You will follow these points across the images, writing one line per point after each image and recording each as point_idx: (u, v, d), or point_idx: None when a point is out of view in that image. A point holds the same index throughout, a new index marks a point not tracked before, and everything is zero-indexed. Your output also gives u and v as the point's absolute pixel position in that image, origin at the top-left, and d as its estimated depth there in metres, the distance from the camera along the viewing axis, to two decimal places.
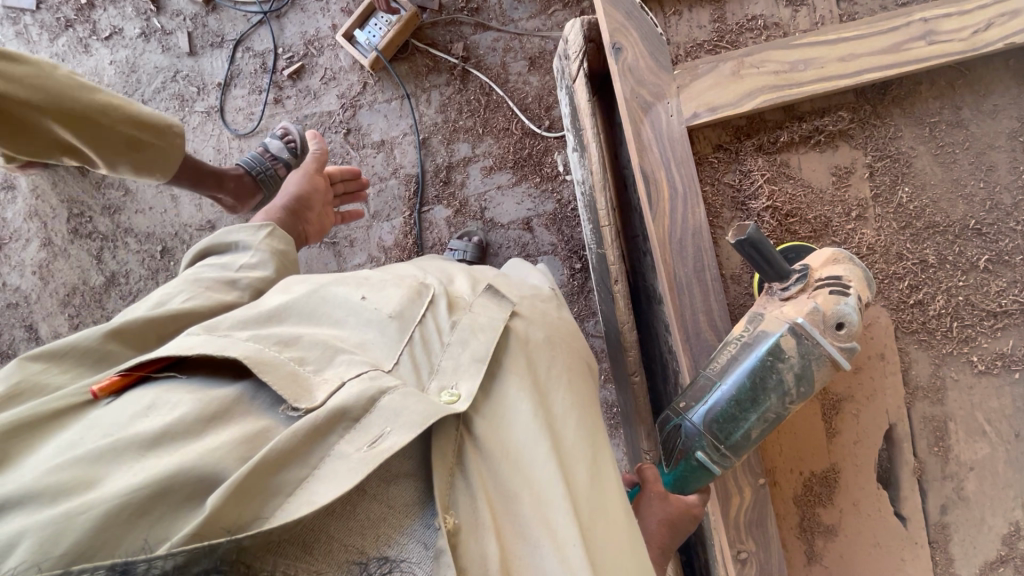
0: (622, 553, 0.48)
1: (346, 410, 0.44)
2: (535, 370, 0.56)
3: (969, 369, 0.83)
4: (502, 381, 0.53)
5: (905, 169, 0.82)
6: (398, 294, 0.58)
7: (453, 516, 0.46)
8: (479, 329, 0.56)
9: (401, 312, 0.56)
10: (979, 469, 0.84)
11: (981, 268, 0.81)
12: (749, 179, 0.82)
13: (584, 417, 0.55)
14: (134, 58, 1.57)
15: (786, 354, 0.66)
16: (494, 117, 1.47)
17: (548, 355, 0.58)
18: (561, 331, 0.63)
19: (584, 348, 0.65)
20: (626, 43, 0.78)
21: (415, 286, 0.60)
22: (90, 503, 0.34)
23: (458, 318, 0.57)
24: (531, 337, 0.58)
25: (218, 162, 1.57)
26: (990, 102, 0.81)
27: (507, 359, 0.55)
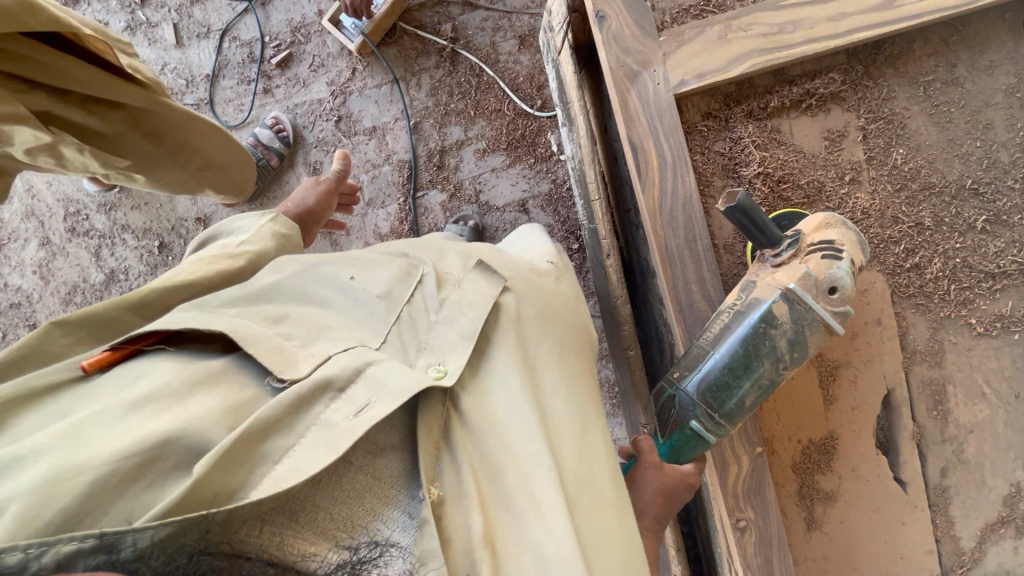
0: (606, 526, 0.49)
1: (331, 380, 0.44)
2: (524, 347, 0.56)
3: (967, 330, 0.83)
4: (490, 358, 0.53)
5: (899, 130, 0.80)
6: (388, 274, 0.58)
7: (437, 488, 0.46)
8: (466, 304, 0.56)
9: (388, 291, 0.56)
10: (979, 431, 0.84)
11: (978, 229, 0.80)
12: (739, 147, 0.81)
13: (571, 391, 0.55)
14: None
15: (778, 320, 0.66)
16: (486, 98, 1.45)
17: (536, 333, 0.58)
18: (552, 307, 0.63)
19: (576, 321, 0.65)
20: (610, 11, 0.76)
21: (404, 266, 0.60)
22: (78, 469, 0.35)
23: (448, 294, 0.57)
24: (522, 313, 0.58)
25: None
26: (986, 58, 0.79)
27: (497, 335, 0.55)
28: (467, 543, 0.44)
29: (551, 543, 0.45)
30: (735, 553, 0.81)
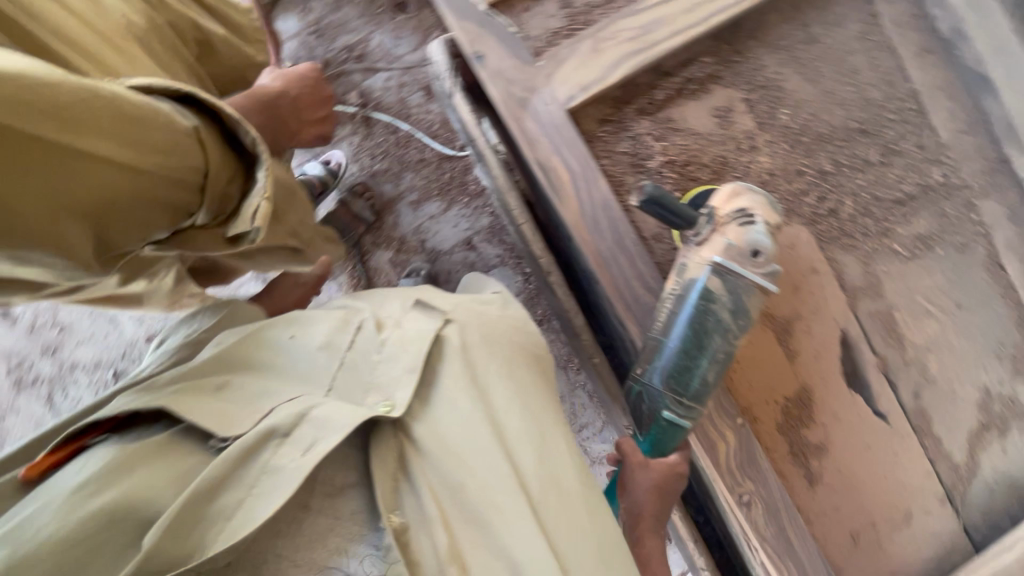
0: (582, 527, 0.48)
1: (274, 429, 0.46)
2: (476, 368, 0.53)
3: (895, 256, 0.88)
4: (440, 386, 0.52)
5: (777, 93, 0.86)
6: (327, 323, 0.56)
7: (399, 515, 0.48)
8: (404, 345, 0.53)
9: (330, 342, 0.55)
10: (936, 346, 0.89)
11: (876, 162, 0.87)
12: (641, 142, 0.84)
13: (533, 400, 0.53)
14: None
15: (716, 294, 0.69)
16: (407, 151, 1.49)
17: (492, 356, 0.54)
18: (504, 322, 0.59)
19: (534, 332, 0.61)
20: (486, 49, 0.80)
21: (343, 315, 0.58)
22: (35, 557, 0.40)
23: (386, 337, 0.54)
24: (469, 340, 0.55)
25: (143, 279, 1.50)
26: (833, 13, 0.88)
27: (446, 371, 0.52)
28: (433, 564, 0.46)
29: (517, 547, 0.46)
30: (747, 529, 0.81)
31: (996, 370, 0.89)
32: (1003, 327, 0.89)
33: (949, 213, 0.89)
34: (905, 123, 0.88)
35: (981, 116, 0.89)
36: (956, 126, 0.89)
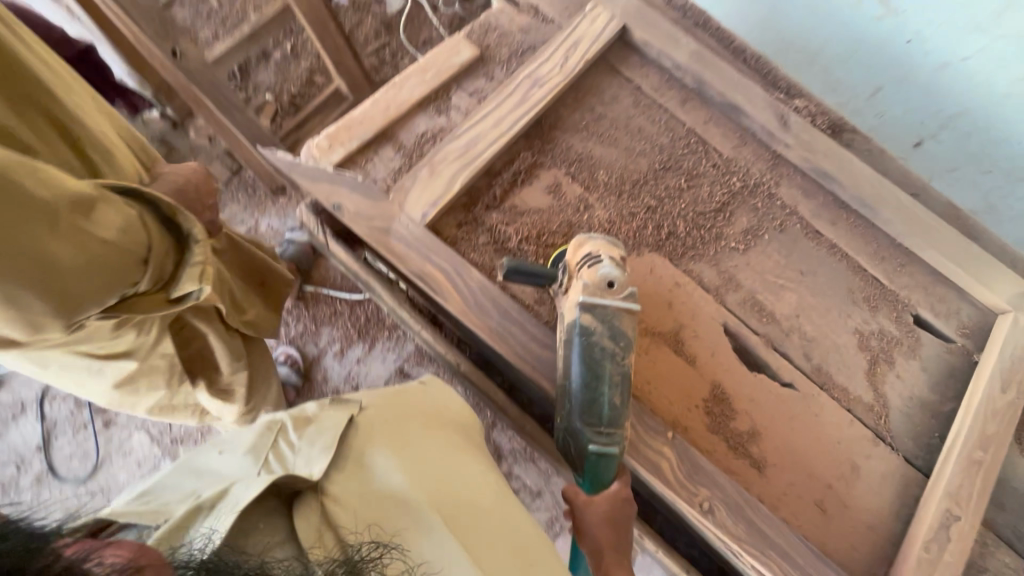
0: (479, 519, 0.63)
1: (202, 504, 0.60)
2: (385, 430, 0.71)
3: (736, 252, 1.05)
4: (355, 450, 0.69)
5: (590, 161, 1.06)
6: (254, 436, 0.72)
7: (322, 548, 0.58)
8: (324, 431, 0.70)
9: (254, 447, 0.70)
10: (803, 311, 1.03)
11: (686, 187, 1.07)
12: (497, 230, 0.98)
13: (431, 442, 0.71)
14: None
15: (593, 328, 0.78)
16: (319, 309, 1.64)
17: (396, 418, 0.73)
18: (406, 398, 0.78)
19: (438, 400, 0.81)
20: (343, 198, 0.94)
21: (266, 426, 0.74)
22: None
23: (307, 432, 0.71)
24: (377, 415, 0.73)
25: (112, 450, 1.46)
26: (608, 96, 1.12)
27: (358, 438, 0.70)
28: None
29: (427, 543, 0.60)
30: (718, 532, 0.84)
31: (857, 314, 1.04)
32: (843, 279, 1.06)
33: (760, 206, 1.08)
34: (695, 154, 1.10)
35: (747, 132, 1.13)
36: (733, 143, 1.12)
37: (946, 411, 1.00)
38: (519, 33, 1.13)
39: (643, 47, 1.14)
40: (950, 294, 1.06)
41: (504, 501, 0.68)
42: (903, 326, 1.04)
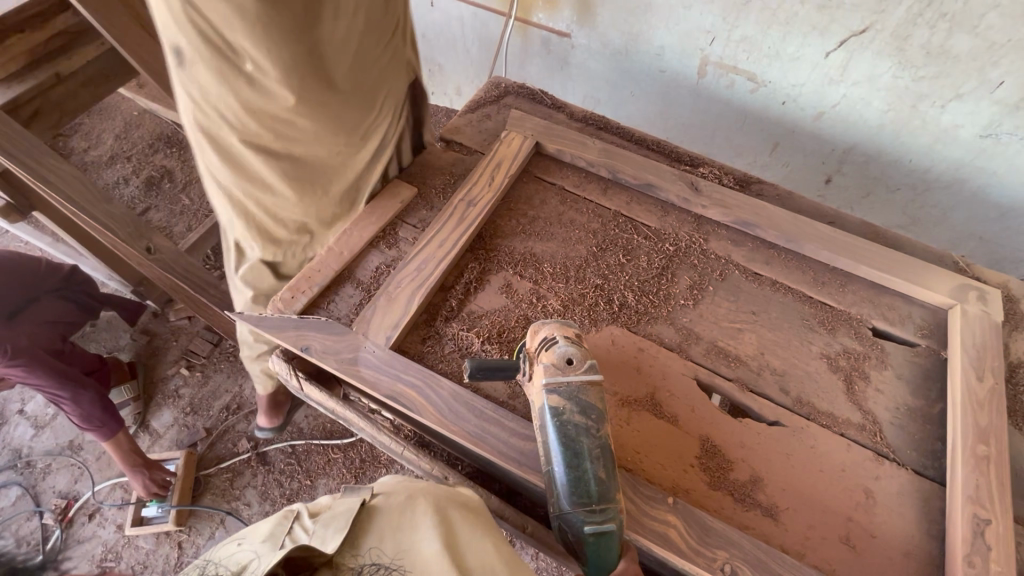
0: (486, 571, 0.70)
1: None
2: (403, 508, 0.78)
3: (687, 308, 1.11)
4: (373, 529, 0.77)
5: (533, 257, 1.15)
6: (273, 525, 0.82)
7: None
8: (336, 516, 0.79)
9: (274, 533, 0.79)
10: (766, 348, 1.06)
11: (626, 260, 1.16)
12: (460, 337, 1.04)
13: (443, 511, 0.77)
14: (68, 534, 1.78)
15: (562, 407, 0.80)
16: (313, 461, 1.85)
17: (410, 493, 0.81)
18: (419, 483, 0.85)
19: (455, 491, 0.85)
20: (310, 340, 0.99)
21: (282, 516, 0.84)
22: None
23: (321, 517, 0.80)
24: (392, 498, 0.81)
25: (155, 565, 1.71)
26: (538, 200, 1.25)
27: (375, 518, 0.78)
28: None
29: None
30: None
31: (817, 339, 1.08)
32: (793, 310, 1.11)
33: (697, 262, 1.17)
34: (626, 231, 1.21)
35: (666, 204, 1.25)
36: (658, 216, 1.23)
37: (936, 413, 1.00)
38: (449, 166, 1.30)
39: (558, 155, 1.31)
40: (897, 301, 1.12)
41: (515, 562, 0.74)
42: (865, 340, 1.08)
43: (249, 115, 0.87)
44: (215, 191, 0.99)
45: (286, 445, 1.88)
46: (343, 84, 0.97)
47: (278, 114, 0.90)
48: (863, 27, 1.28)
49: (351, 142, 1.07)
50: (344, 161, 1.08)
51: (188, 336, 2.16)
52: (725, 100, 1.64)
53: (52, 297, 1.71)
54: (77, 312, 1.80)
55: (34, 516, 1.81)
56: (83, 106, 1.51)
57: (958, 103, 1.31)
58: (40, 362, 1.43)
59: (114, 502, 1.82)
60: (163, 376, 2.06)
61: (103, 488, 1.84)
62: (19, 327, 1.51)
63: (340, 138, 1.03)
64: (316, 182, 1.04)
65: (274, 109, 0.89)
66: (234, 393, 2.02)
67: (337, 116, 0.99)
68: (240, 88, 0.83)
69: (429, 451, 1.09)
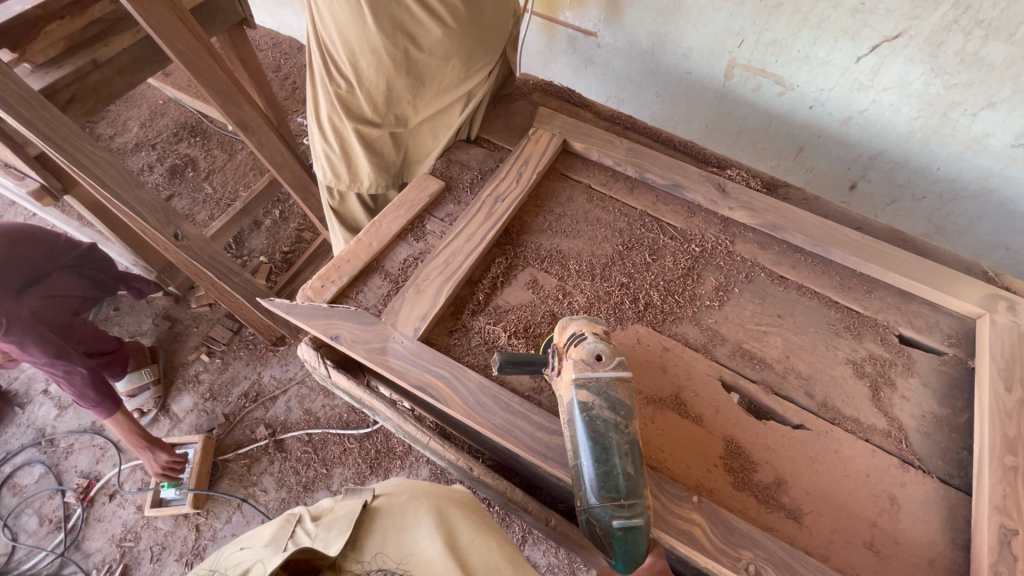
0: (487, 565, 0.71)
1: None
2: (402, 512, 0.79)
3: (712, 308, 1.11)
4: (374, 531, 0.77)
5: (559, 253, 1.16)
6: (275, 528, 0.82)
7: None
8: (340, 518, 0.79)
9: (275, 536, 0.79)
10: (792, 352, 1.06)
11: (652, 260, 1.16)
12: (486, 331, 1.05)
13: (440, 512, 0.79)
14: (88, 513, 1.81)
15: (591, 402, 0.80)
16: (329, 450, 1.87)
17: (408, 495, 0.83)
18: (419, 486, 0.86)
19: (454, 490, 0.87)
20: (339, 329, 1.00)
21: (285, 519, 0.84)
22: None
23: (324, 519, 0.80)
24: (392, 501, 0.82)
25: (172, 549, 1.74)
26: (564, 197, 1.26)
27: (376, 519, 0.79)
28: None
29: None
30: None
31: (843, 344, 1.07)
32: (819, 314, 1.11)
33: (723, 264, 1.17)
34: (652, 230, 1.21)
35: (692, 205, 1.25)
36: (684, 216, 1.24)
37: (963, 422, 1.00)
38: (477, 162, 1.30)
39: (585, 153, 1.31)
40: (924, 309, 1.12)
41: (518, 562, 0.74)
42: (892, 347, 1.07)
43: (373, 36, 1.09)
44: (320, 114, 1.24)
45: (302, 433, 1.90)
46: (458, 25, 1.15)
47: (405, 32, 1.12)
48: (897, 32, 1.27)
49: (464, 80, 1.26)
50: (449, 98, 1.27)
51: (209, 323, 2.19)
52: (751, 103, 1.64)
53: (64, 274, 1.74)
54: (91, 290, 1.83)
55: (56, 494, 1.84)
56: (117, 92, 1.53)
57: (991, 111, 1.29)
58: (37, 340, 1.44)
59: (134, 483, 1.86)
60: (183, 361, 2.10)
61: (124, 469, 1.88)
62: (24, 301, 1.54)
63: (452, 71, 1.22)
64: (388, 113, 1.24)
65: (405, 29, 1.12)
66: (252, 380, 2.05)
67: (456, 49, 1.18)
68: (354, 8, 1.06)
69: (452, 442, 1.10)
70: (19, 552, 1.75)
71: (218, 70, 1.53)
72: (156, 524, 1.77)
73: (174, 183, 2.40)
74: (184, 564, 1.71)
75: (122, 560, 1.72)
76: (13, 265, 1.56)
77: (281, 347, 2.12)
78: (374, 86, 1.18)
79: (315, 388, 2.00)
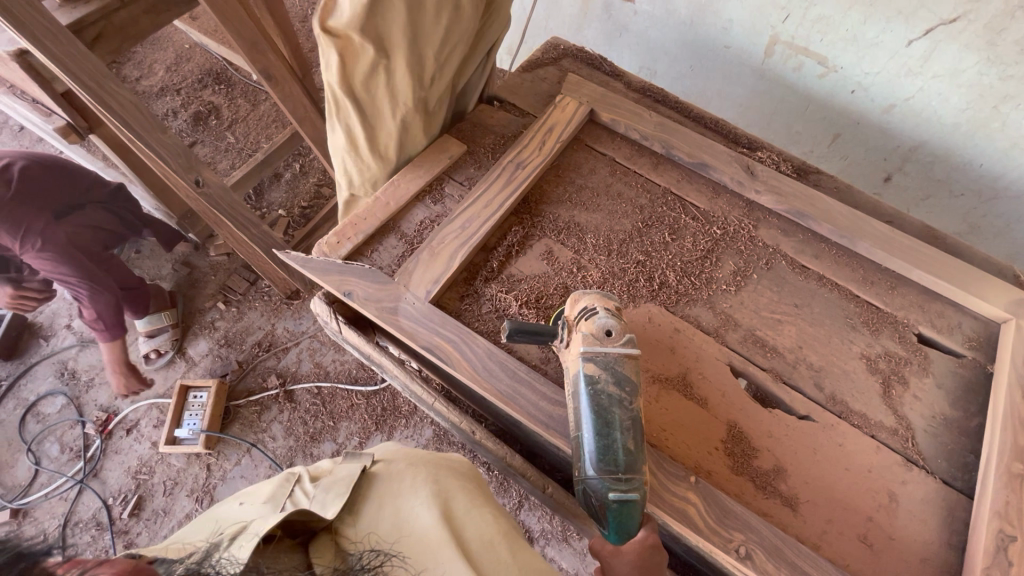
0: (483, 537, 0.73)
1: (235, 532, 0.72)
2: (402, 482, 0.80)
3: (728, 293, 1.09)
4: (373, 492, 0.80)
5: (577, 226, 1.14)
6: (272, 485, 0.87)
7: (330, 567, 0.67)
8: (337, 482, 0.81)
9: (272, 494, 0.84)
10: (805, 342, 1.05)
11: (671, 240, 1.14)
12: (498, 300, 1.05)
13: (438, 481, 0.81)
14: (106, 445, 1.89)
15: (597, 376, 0.80)
16: (337, 404, 1.91)
17: (407, 464, 0.85)
18: (420, 455, 0.88)
19: (451, 462, 0.89)
20: (352, 285, 1.01)
21: (283, 476, 0.89)
22: None
23: (322, 481, 0.83)
24: (392, 467, 0.84)
25: (184, 485, 1.82)
26: (587, 168, 1.23)
27: (372, 483, 0.82)
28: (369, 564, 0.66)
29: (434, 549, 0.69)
30: None
31: (858, 339, 1.05)
32: (837, 307, 1.09)
33: (744, 248, 1.14)
34: (674, 209, 1.18)
35: (718, 185, 1.22)
36: (708, 196, 1.20)
37: (973, 426, 0.98)
38: (500, 127, 1.28)
39: (612, 124, 1.27)
40: (947, 309, 1.08)
41: (515, 541, 0.75)
42: (909, 346, 1.05)
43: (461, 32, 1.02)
44: (384, 129, 1.08)
45: (312, 386, 1.95)
46: None
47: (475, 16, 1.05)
48: (956, 15, 1.19)
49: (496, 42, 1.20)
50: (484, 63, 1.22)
51: (226, 272, 2.22)
52: (790, 84, 1.57)
53: (96, 209, 1.78)
54: (118, 227, 1.87)
55: (77, 425, 1.93)
56: (143, 33, 1.52)
57: None
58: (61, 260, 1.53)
59: (150, 420, 1.93)
60: (200, 308, 2.15)
61: (141, 407, 1.95)
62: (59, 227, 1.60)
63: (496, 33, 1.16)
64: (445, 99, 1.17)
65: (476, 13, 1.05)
66: (266, 331, 2.09)
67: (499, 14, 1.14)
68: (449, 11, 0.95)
69: (457, 405, 1.12)
70: (42, 476, 1.85)
71: (244, 17, 1.50)
72: (170, 461, 1.85)
73: (197, 130, 2.40)
74: (194, 501, 1.79)
75: (136, 493, 1.81)
76: (52, 190, 1.61)
77: (295, 301, 2.15)
78: (451, 73, 1.09)
79: (327, 343, 2.04)
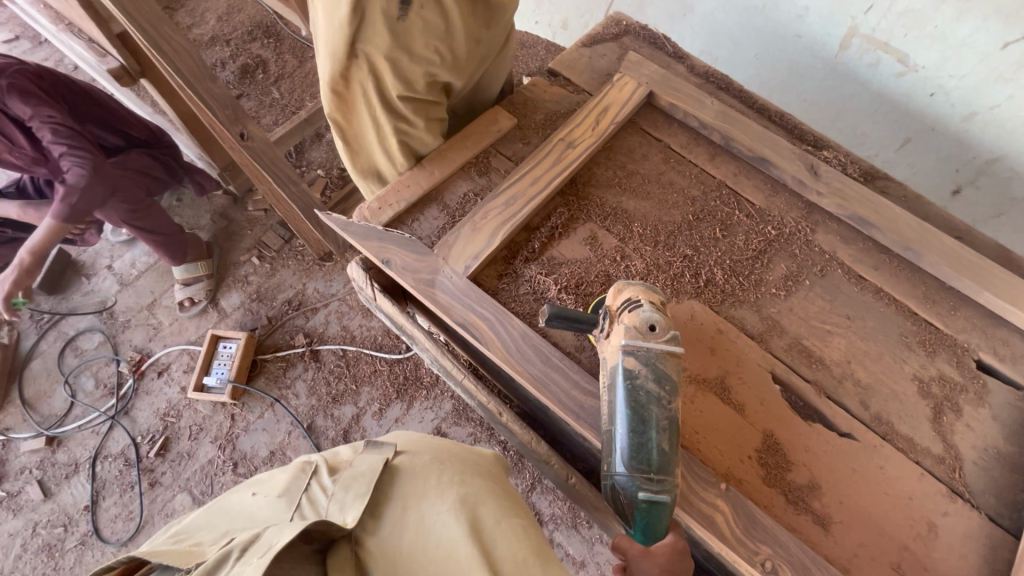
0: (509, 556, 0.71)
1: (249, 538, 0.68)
2: (424, 487, 0.79)
3: (777, 297, 1.04)
4: (396, 487, 0.80)
5: (624, 214, 1.10)
6: (288, 476, 0.86)
7: None
8: (358, 478, 0.81)
9: (287, 488, 0.83)
10: (855, 357, 0.99)
11: (722, 236, 1.09)
12: (536, 282, 1.02)
13: (461, 487, 0.80)
14: (137, 385, 1.96)
15: (636, 370, 0.77)
16: (360, 369, 1.93)
17: (429, 462, 0.84)
18: (444, 453, 0.88)
19: (471, 462, 0.89)
20: (391, 254, 0.99)
21: (300, 465, 0.89)
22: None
23: (341, 476, 0.82)
24: (417, 462, 0.84)
25: (208, 432, 1.87)
26: (639, 152, 1.18)
27: (395, 478, 0.82)
28: None
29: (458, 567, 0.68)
30: None
31: (913, 359, 0.99)
32: (894, 324, 1.02)
33: (799, 252, 1.08)
34: (728, 204, 1.13)
35: (777, 183, 1.16)
36: (765, 194, 1.14)
37: None
38: (553, 103, 1.23)
39: (670, 109, 1.21)
40: (1015, 338, 1.01)
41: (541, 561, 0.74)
42: (966, 372, 0.99)
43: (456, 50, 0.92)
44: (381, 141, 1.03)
45: (337, 348, 1.97)
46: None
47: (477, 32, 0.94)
48: None
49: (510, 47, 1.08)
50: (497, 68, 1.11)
51: (262, 227, 2.24)
52: (863, 81, 1.47)
53: (140, 153, 1.85)
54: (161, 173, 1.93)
55: (112, 362, 2.00)
56: None
57: None
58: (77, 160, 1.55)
59: (180, 365, 1.98)
60: (235, 261, 2.18)
61: (173, 351, 2.00)
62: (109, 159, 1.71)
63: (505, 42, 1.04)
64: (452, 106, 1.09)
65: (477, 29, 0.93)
66: (296, 290, 2.11)
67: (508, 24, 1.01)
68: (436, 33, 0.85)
69: (485, 383, 1.10)
70: (77, 409, 1.92)
71: None
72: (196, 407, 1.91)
73: (243, 83, 2.40)
74: (216, 449, 1.84)
75: (163, 434, 1.87)
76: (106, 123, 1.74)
77: (327, 263, 2.15)
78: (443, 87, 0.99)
79: (355, 307, 2.04)
